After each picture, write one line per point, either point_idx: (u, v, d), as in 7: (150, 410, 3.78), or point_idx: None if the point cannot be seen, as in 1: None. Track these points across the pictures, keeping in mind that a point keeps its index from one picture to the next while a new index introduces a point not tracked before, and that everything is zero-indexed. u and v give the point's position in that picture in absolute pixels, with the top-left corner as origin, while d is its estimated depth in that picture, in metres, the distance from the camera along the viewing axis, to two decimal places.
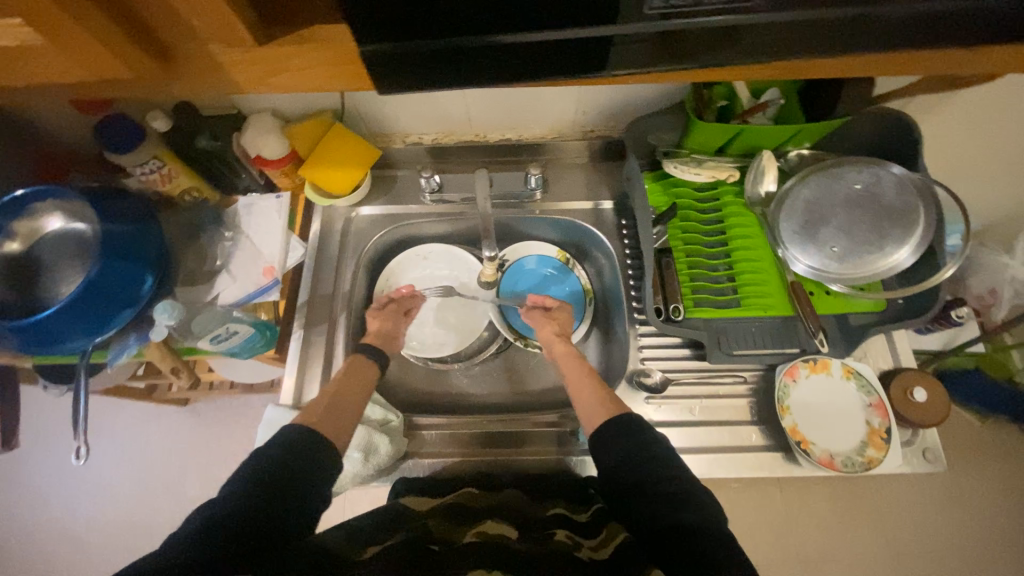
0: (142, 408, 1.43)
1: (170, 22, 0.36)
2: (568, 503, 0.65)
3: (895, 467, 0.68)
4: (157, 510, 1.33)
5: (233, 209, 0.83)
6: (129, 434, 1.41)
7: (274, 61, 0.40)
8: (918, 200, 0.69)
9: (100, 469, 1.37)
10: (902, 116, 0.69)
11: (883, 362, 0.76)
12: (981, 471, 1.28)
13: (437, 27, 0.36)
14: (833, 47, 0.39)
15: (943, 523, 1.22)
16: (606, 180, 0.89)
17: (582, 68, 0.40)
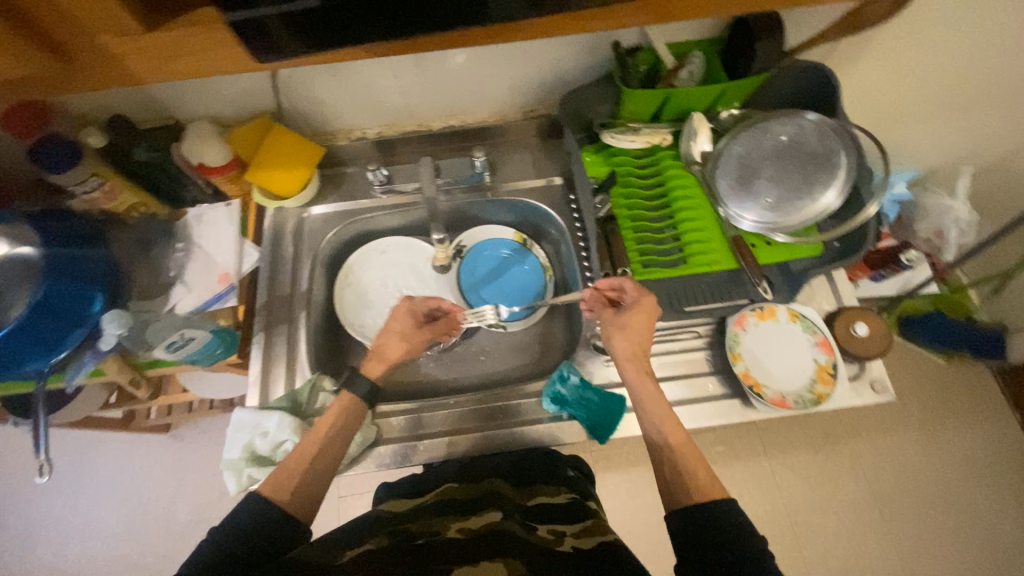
0: (121, 440, 1.40)
1: (60, 19, 0.38)
2: (544, 485, 0.68)
3: (843, 399, 0.71)
4: (148, 539, 1.32)
5: (183, 221, 0.83)
6: (110, 467, 1.38)
7: (174, 46, 0.42)
8: (838, 143, 0.72)
9: (85, 505, 1.35)
10: (816, 66, 0.73)
11: (828, 303, 0.79)
12: (950, 406, 1.33)
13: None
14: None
15: (914, 457, 1.27)
16: (551, 157, 0.91)
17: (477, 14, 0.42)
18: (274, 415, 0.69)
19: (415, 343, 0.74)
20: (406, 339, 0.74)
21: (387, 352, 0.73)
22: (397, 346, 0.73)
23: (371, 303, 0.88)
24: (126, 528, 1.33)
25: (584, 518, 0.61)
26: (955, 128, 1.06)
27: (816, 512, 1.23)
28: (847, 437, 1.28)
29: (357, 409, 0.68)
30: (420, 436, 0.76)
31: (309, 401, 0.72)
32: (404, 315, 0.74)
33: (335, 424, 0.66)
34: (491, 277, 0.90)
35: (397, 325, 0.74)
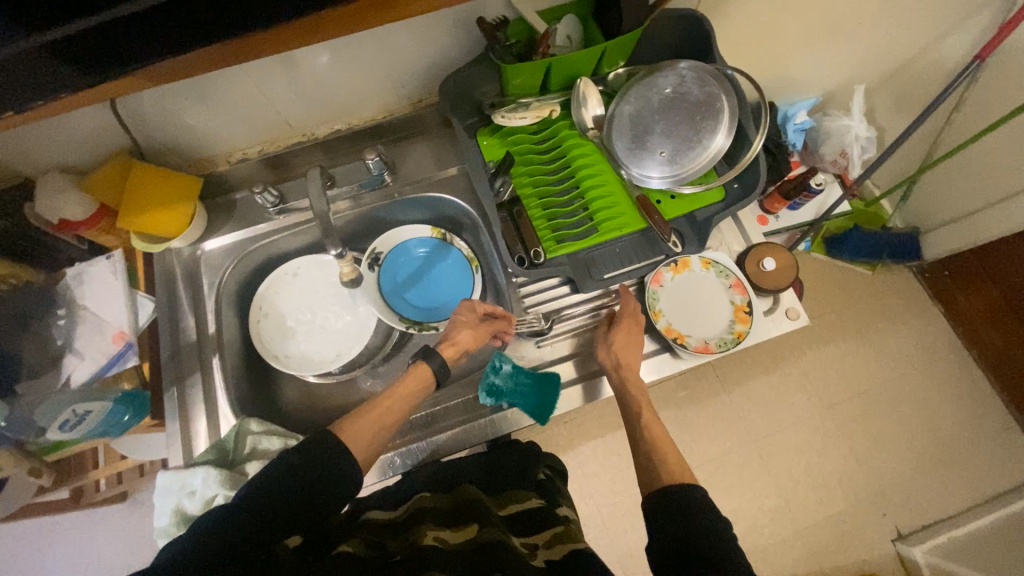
0: (76, 518, 1.31)
1: None
2: (516, 490, 0.69)
3: (760, 334, 0.75)
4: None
5: (63, 283, 0.76)
6: (71, 549, 1.29)
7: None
8: (719, 89, 0.73)
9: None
10: (689, 12, 0.73)
11: (738, 244, 0.82)
12: (887, 308, 1.39)
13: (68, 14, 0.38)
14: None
15: (861, 365, 1.33)
16: (451, 146, 0.88)
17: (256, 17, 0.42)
18: (198, 472, 0.65)
19: (480, 335, 0.73)
20: (473, 330, 0.73)
21: (459, 340, 0.73)
22: (466, 336, 0.72)
23: (293, 330, 0.84)
24: None
25: (554, 524, 0.63)
26: (839, 50, 1.10)
27: (784, 435, 1.27)
28: (797, 359, 1.34)
29: (422, 390, 0.69)
30: (427, 433, 0.76)
31: (235, 447, 0.69)
32: (470, 310, 0.73)
33: (406, 397, 0.68)
34: (412, 279, 0.88)
35: (464, 316, 0.74)
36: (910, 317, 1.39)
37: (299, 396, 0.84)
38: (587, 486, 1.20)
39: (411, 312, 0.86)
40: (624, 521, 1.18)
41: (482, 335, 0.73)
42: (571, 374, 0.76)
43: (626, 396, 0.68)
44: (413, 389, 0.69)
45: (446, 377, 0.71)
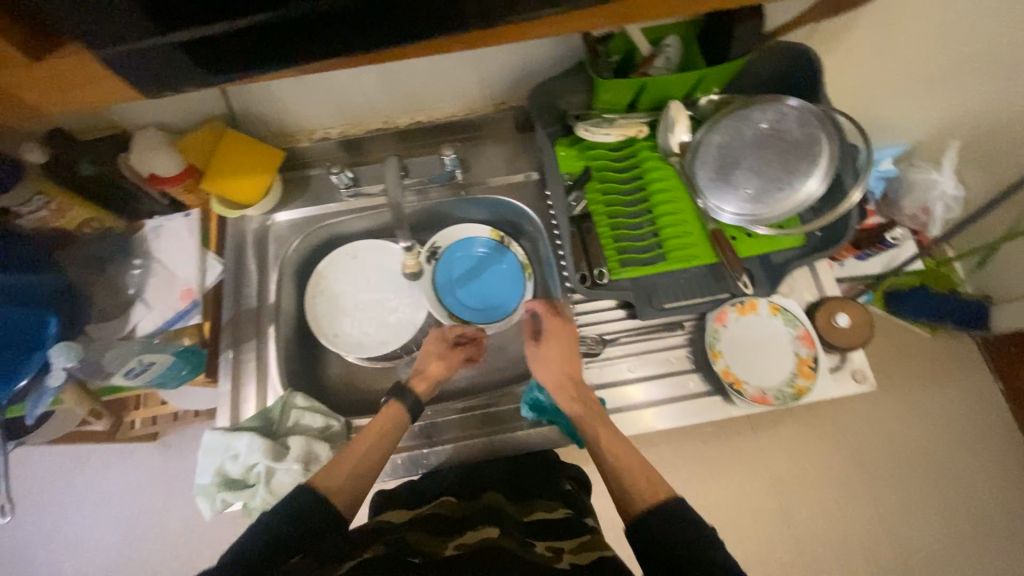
0: (116, 447, 1.37)
1: None
2: (544, 502, 0.66)
3: (823, 392, 0.70)
4: (145, 547, 1.29)
5: (142, 234, 0.79)
6: (112, 474, 1.35)
7: (79, 74, 0.42)
8: (820, 131, 0.70)
9: (83, 513, 1.33)
10: (805, 48, 0.70)
11: (810, 294, 0.78)
12: (948, 379, 1.29)
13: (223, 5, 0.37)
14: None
15: (913, 434, 1.24)
16: (526, 150, 0.87)
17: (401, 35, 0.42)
18: (244, 437, 0.67)
19: (451, 362, 0.77)
20: (442, 359, 0.77)
21: (429, 372, 0.75)
22: (436, 364, 0.76)
23: (345, 311, 0.86)
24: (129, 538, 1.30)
25: (582, 532, 0.59)
26: (941, 104, 1.04)
27: (817, 493, 1.20)
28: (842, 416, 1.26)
29: (403, 418, 0.70)
30: (443, 441, 0.77)
31: (279, 419, 0.70)
32: (437, 338, 0.78)
33: (387, 431, 0.68)
34: (466, 277, 0.87)
35: (433, 348, 0.78)
36: (972, 391, 1.29)
37: (342, 376, 0.85)
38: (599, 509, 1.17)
39: (461, 310, 0.86)
40: (629, 548, 1.15)
41: (453, 361, 0.77)
42: (619, 403, 0.71)
43: (578, 415, 0.65)
44: (388, 424, 0.69)
45: (422, 411, 0.72)
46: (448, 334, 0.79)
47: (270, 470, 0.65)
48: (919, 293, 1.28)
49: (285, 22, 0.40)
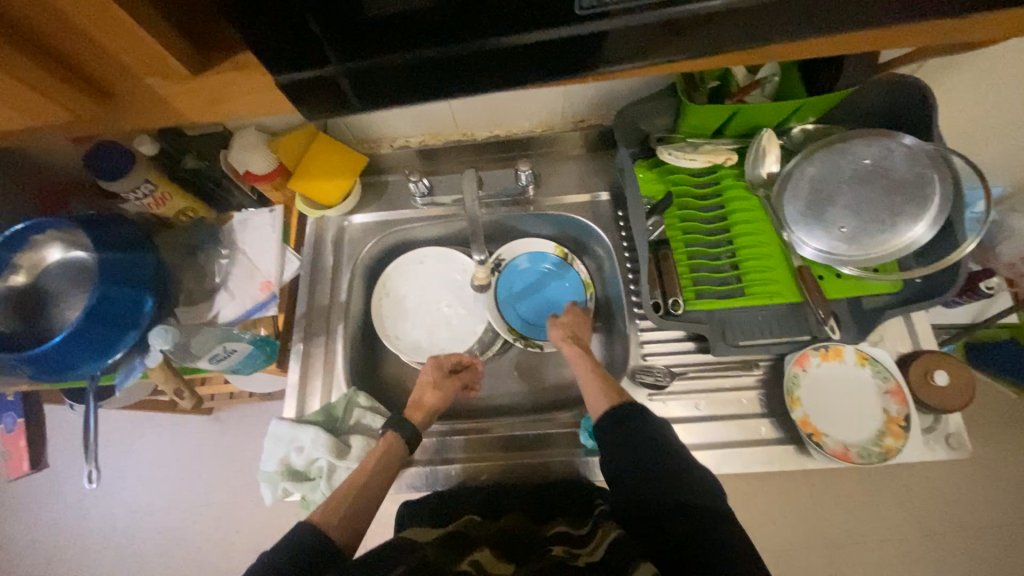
0: (161, 420, 1.31)
1: (107, 67, 0.38)
2: (569, 520, 0.63)
3: (913, 455, 0.65)
4: (178, 535, 1.23)
5: (229, 226, 0.83)
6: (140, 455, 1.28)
7: (226, 86, 0.40)
8: (932, 172, 0.65)
9: (117, 494, 1.26)
10: (915, 83, 0.65)
11: (901, 345, 0.72)
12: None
13: (355, 43, 0.36)
14: (745, 38, 0.39)
15: (1006, 507, 1.10)
16: (601, 170, 0.86)
17: (540, 75, 0.41)
18: (309, 430, 0.69)
19: (448, 391, 0.75)
20: (439, 389, 0.74)
21: (424, 402, 0.73)
22: (432, 395, 0.73)
23: (407, 315, 0.87)
24: (157, 523, 1.23)
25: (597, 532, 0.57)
26: None
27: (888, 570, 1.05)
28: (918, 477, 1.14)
29: (397, 449, 0.67)
30: (482, 458, 0.73)
31: (342, 416, 0.72)
32: (433, 367, 0.76)
33: (381, 465, 0.65)
34: (523, 291, 0.87)
35: (428, 376, 0.76)
36: None
37: (399, 380, 0.86)
38: None
39: (519, 324, 0.85)
40: None
41: (450, 390, 0.75)
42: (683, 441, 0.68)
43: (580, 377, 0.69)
44: (383, 457, 0.66)
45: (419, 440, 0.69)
46: (443, 362, 0.77)
47: (332, 466, 0.67)
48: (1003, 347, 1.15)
49: (431, 63, 0.38)
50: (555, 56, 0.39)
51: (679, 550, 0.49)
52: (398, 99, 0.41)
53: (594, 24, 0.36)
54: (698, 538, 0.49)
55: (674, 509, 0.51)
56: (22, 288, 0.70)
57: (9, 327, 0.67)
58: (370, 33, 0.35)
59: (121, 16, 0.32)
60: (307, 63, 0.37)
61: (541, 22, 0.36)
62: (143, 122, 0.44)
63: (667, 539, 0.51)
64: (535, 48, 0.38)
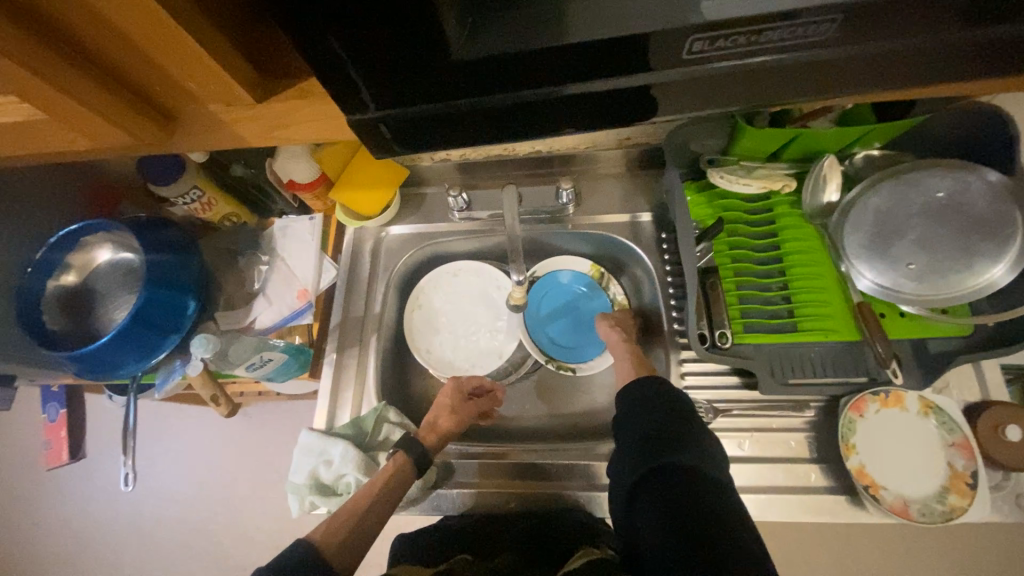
0: (193, 413, 1.34)
1: (171, 92, 0.38)
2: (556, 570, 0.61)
3: (982, 517, 0.59)
4: (202, 528, 1.25)
5: (269, 232, 0.84)
6: (167, 448, 1.31)
7: (288, 113, 0.40)
8: (1015, 209, 0.60)
9: (147, 483, 1.29)
10: (988, 106, 0.60)
11: (970, 393, 0.66)
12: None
13: (399, 96, 0.35)
14: (801, 91, 0.37)
15: None
16: (644, 190, 0.82)
17: (600, 119, 0.39)
18: (338, 445, 0.69)
19: (464, 417, 0.74)
20: (456, 413, 0.73)
21: (439, 425, 0.73)
22: (447, 419, 0.73)
23: (439, 329, 0.86)
24: (180, 516, 1.26)
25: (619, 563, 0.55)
26: None
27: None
28: None
29: (406, 475, 0.65)
30: (503, 485, 0.69)
31: (371, 432, 0.71)
32: (453, 391, 0.75)
33: (388, 489, 0.64)
34: (558, 312, 0.84)
35: (447, 399, 0.75)
36: None
37: (429, 394, 0.85)
38: None
39: (550, 345, 0.82)
40: None
41: (467, 416, 0.74)
42: None
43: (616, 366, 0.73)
44: (391, 480, 0.64)
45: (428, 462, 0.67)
46: (463, 384, 0.77)
47: (360, 483, 0.67)
48: None
49: (482, 114, 0.37)
50: (600, 107, 0.38)
51: (665, 508, 0.51)
52: (434, 143, 0.40)
53: (641, 77, 0.35)
54: (687, 496, 0.51)
55: (664, 470, 0.54)
56: (72, 287, 0.72)
57: (59, 325, 0.69)
58: (416, 85, 0.35)
59: (191, 47, 0.32)
60: (351, 109, 0.37)
61: (588, 76, 0.35)
62: (203, 145, 0.44)
63: (655, 498, 0.52)
64: (582, 100, 0.37)
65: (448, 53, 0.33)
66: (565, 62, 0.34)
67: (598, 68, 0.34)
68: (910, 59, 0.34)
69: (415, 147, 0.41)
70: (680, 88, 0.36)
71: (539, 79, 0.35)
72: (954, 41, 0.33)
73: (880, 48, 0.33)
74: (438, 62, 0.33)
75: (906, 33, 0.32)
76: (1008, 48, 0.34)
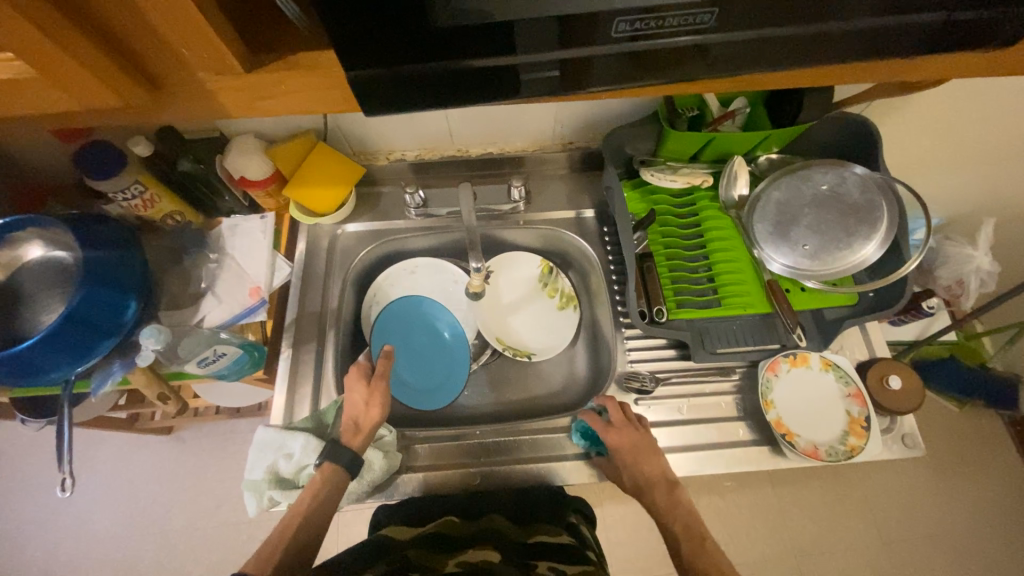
0: (121, 439, 1.23)
1: (163, 57, 0.37)
2: (546, 526, 0.69)
3: (875, 454, 0.70)
4: (129, 562, 1.14)
5: (217, 231, 0.82)
6: (89, 475, 1.20)
7: (278, 84, 0.41)
8: (880, 197, 0.73)
9: (65, 517, 1.17)
10: (861, 120, 0.74)
11: (860, 353, 0.79)
12: (990, 468, 1.21)
13: (371, 55, 0.36)
14: (726, 72, 0.41)
15: (951, 514, 1.17)
16: (586, 188, 0.91)
17: (550, 90, 0.41)
18: (299, 437, 0.68)
19: (380, 397, 0.69)
20: (370, 401, 0.68)
21: (364, 421, 0.68)
22: (370, 412, 0.68)
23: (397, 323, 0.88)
24: (104, 549, 1.14)
25: (583, 562, 0.61)
26: (997, 188, 1.03)
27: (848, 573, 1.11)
28: (879, 493, 1.17)
29: (338, 481, 0.64)
30: (473, 463, 0.72)
31: (333, 423, 0.71)
32: (355, 383, 0.69)
33: (321, 501, 0.62)
34: (417, 357, 0.86)
35: (360, 396, 0.69)
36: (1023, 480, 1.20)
37: None
38: (610, 552, 1.13)
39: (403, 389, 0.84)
40: None
41: (380, 393, 0.69)
42: (665, 443, 0.72)
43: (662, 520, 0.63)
44: (320, 492, 0.63)
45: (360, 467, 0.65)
46: (363, 368, 0.71)
47: None
48: (948, 365, 1.18)
49: (440, 73, 0.38)
50: (550, 74, 0.39)
51: None
52: (389, 110, 0.40)
53: (595, 47, 0.37)
54: None
55: None
56: None
57: None
58: (369, 40, 0.34)
59: (192, 12, 0.33)
60: None
61: (540, 49, 0.37)
62: (188, 116, 0.43)
63: None
64: (537, 63, 0.38)
65: (437, 21, 0.34)
66: (531, 28, 0.36)
67: (554, 36, 0.36)
68: (815, 45, 0.39)
69: (370, 111, 0.40)
70: (606, 62, 0.39)
71: (495, 46, 0.37)
72: (846, 43, 0.39)
73: (782, 31, 0.38)
74: (418, 28, 0.34)
75: (808, 16, 0.37)
76: (890, 40, 0.39)
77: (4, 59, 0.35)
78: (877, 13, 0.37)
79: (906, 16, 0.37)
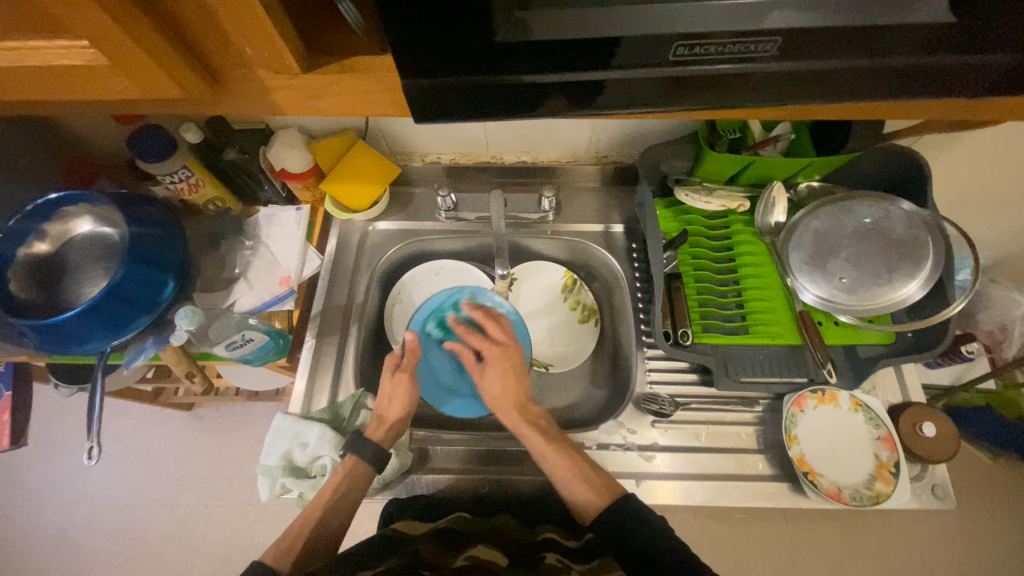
0: (144, 411, 1.28)
1: (226, 52, 0.39)
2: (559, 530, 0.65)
3: (903, 502, 0.67)
4: (141, 532, 1.17)
5: (255, 219, 0.84)
6: (111, 443, 1.24)
7: (330, 85, 0.42)
8: (927, 234, 0.70)
9: (86, 482, 1.21)
10: (910, 154, 0.72)
11: (892, 396, 0.76)
12: None
13: (425, 64, 0.36)
14: (776, 100, 0.40)
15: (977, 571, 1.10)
16: (617, 204, 0.90)
17: (589, 104, 0.40)
18: (315, 428, 0.69)
19: (401, 394, 0.68)
20: (393, 396, 0.68)
21: (387, 416, 0.68)
22: (392, 407, 0.68)
23: None
24: (119, 516, 1.18)
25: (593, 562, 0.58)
26: None
27: None
28: (900, 541, 1.11)
29: (356, 477, 0.64)
30: (483, 470, 0.72)
31: (350, 416, 0.72)
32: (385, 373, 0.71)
33: (337, 494, 0.62)
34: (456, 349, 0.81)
35: (387, 388, 0.69)
36: None
37: None
38: None
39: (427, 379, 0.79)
40: None
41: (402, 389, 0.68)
42: (680, 469, 0.70)
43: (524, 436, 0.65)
44: (340, 487, 0.63)
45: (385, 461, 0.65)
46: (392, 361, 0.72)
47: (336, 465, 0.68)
48: (984, 414, 1.12)
49: (485, 84, 0.38)
50: (593, 91, 0.39)
51: None
52: (436, 118, 0.41)
53: (642, 67, 0.37)
54: None
55: None
56: (44, 256, 0.71)
57: (27, 295, 0.67)
58: (423, 50, 0.35)
59: (260, 14, 0.35)
60: None
61: (588, 67, 0.37)
62: (241, 110, 0.44)
63: None
64: (584, 79, 0.38)
65: (492, 33, 0.34)
66: (582, 47, 0.36)
67: (602, 56, 0.36)
68: (873, 79, 0.38)
69: (417, 117, 0.41)
70: (651, 83, 0.38)
71: (543, 62, 0.37)
72: (906, 78, 0.38)
73: (839, 63, 0.36)
74: (472, 41, 0.35)
75: (870, 50, 0.36)
76: (952, 78, 0.37)
77: (79, 47, 0.36)
78: (945, 50, 0.35)
79: (976, 55, 0.35)
